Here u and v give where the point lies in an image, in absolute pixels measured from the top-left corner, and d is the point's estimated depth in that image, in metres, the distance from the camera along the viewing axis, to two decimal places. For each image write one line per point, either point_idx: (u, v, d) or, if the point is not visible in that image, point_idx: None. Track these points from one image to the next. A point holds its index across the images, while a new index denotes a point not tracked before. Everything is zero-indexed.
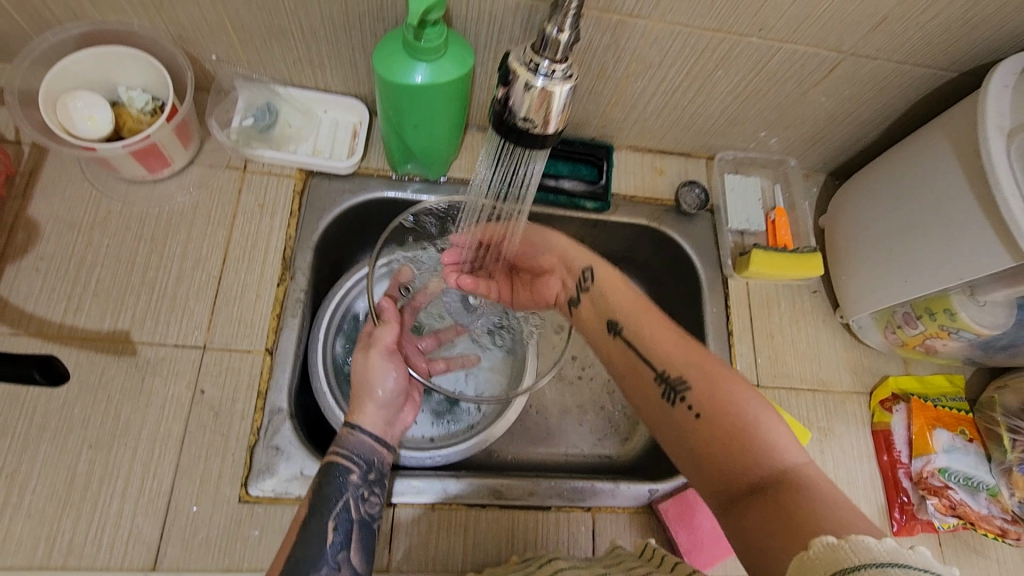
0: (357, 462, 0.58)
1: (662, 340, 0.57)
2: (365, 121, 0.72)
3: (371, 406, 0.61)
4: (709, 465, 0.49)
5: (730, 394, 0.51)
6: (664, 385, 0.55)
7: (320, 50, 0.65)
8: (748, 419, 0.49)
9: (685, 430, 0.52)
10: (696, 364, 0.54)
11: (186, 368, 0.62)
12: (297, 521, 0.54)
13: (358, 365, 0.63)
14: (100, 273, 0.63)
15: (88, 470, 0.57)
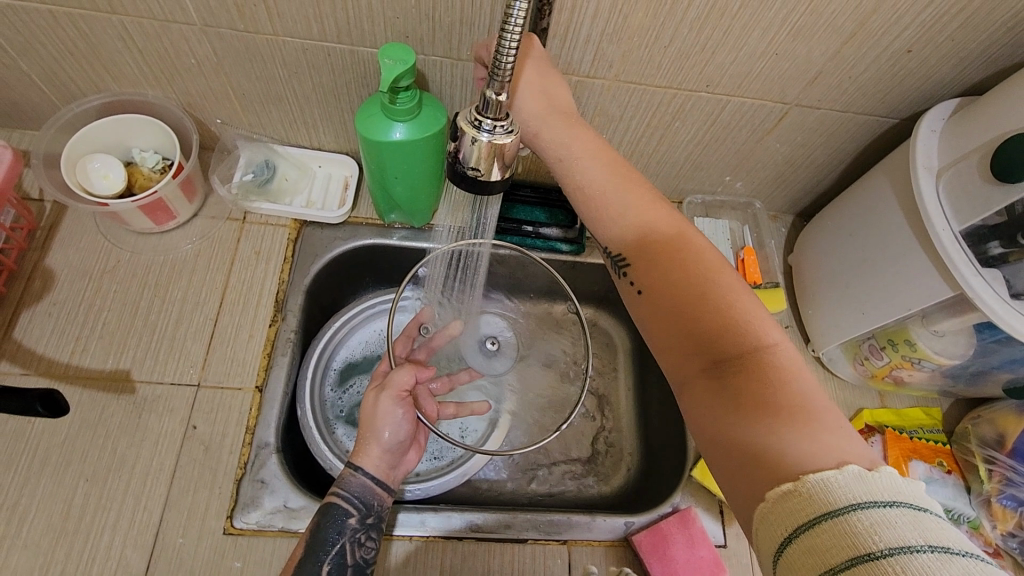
0: (356, 505, 0.59)
1: (616, 213, 0.56)
2: (355, 174, 0.79)
3: (377, 452, 0.61)
4: (661, 348, 0.51)
5: (682, 269, 0.51)
6: (614, 263, 0.57)
7: (313, 113, 0.72)
8: (700, 301, 0.49)
9: (639, 302, 0.53)
10: (652, 237, 0.54)
11: (180, 406, 0.66)
12: (294, 560, 0.56)
13: (369, 407, 0.62)
14: (107, 316, 0.68)
15: (83, 503, 0.60)
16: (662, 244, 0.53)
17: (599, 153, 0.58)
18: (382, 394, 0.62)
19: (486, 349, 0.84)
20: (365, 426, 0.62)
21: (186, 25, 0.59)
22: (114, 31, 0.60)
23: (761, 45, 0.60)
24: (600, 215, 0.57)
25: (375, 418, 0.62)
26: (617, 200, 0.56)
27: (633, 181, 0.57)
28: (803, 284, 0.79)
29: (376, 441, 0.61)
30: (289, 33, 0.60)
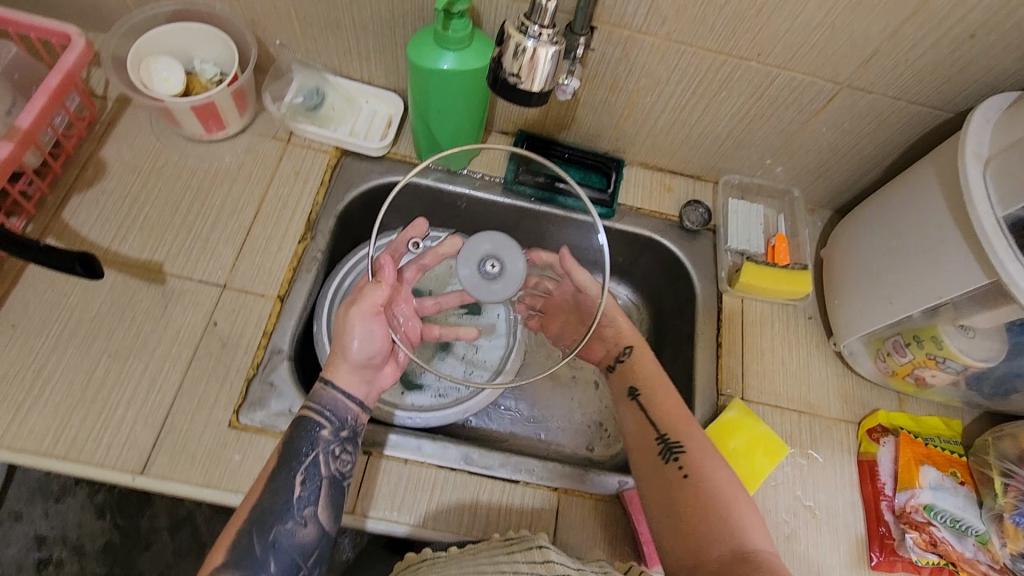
0: (329, 419, 0.61)
1: (675, 415, 0.66)
2: (399, 112, 0.81)
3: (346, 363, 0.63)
4: (685, 528, 0.58)
5: (728, 476, 0.61)
6: (665, 446, 0.64)
7: (368, 43, 0.74)
8: (738, 503, 0.59)
9: (671, 484, 0.61)
10: (708, 445, 0.63)
11: (205, 303, 0.68)
12: (265, 474, 0.58)
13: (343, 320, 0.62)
14: (150, 211, 0.71)
15: (103, 376, 0.63)
16: (716, 455, 0.63)
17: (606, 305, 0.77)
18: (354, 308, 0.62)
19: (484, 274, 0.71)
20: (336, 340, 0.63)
21: None
22: None
23: (819, 14, 0.60)
24: (668, 421, 0.66)
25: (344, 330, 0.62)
26: (676, 403, 0.67)
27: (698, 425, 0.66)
28: (833, 274, 0.78)
29: (346, 355, 0.62)
30: None
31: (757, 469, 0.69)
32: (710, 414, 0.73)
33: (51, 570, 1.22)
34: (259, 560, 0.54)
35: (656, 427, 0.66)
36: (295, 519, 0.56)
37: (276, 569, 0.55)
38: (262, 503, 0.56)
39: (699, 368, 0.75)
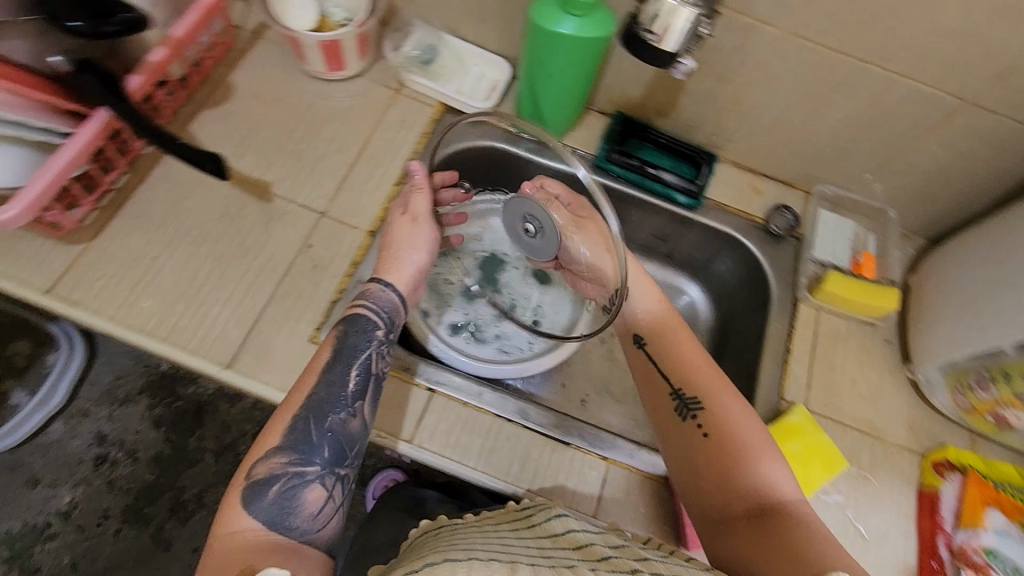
0: (380, 320, 0.63)
1: (693, 366, 0.64)
2: (505, 78, 0.83)
3: (404, 265, 0.67)
4: (709, 485, 0.58)
5: (750, 426, 0.60)
6: (682, 402, 0.63)
7: (490, 6, 0.77)
8: (759, 455, 0.58)
9: (691, 436, 0.61)
10: (728, 395, 0.62)
11: (303, 225, 0.72)
12: (316, 369, 0.59)
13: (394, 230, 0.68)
14: (267, 135, 0.77)
15: (206, 274, 0.68)
16: (736, 405, 0.61)
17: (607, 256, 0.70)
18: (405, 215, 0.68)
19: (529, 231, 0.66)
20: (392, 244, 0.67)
21: None
22: None
23: (956, 22, 0.58)
24: (683, 373, 0.64)
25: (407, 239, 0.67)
26: (692, 356, 0.65)
27: (714, 371, 0.64)
28: (923, 299, 0.75)
29: (404, 263, 0.66)
30: None
31: (810, 475, 0.67)
32: (770, 416, 0.72)
33: (106, 468, 1.36)
34: (314, 445, 0.56)
35: (671, 382, 0.64)
36: (348, 411, 0.58)
37: (329, 457, 0.56)
38: (317, 392, 0.58)
39: (764, 369, 0.74)
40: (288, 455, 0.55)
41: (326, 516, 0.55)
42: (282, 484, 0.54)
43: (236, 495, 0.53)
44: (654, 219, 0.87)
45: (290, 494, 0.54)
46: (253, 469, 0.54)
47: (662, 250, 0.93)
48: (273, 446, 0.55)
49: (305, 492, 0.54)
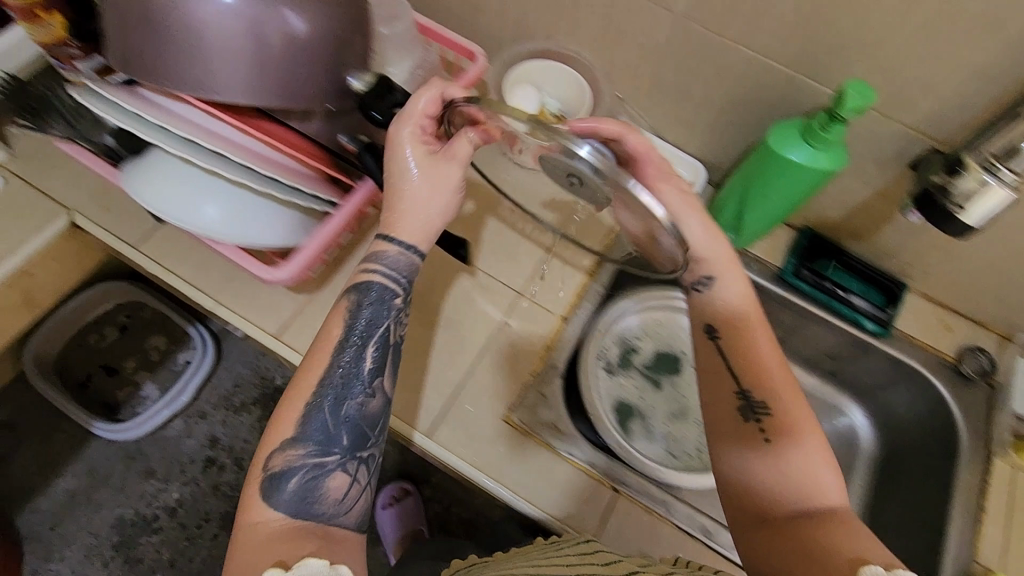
0: (397, 281, 0.59)
1: (765, 365, 0.57)
2: (697, 181, 0.85)
3: (419, 208, 0.57)
4: (760, 486, 0.53)
5: (811, 432, 0.54)
6: (748, 404, 0.56)
7: (703, 116, 0.80)
8: (811, 461, 0.53)
9: (749, 437, 0.55)
10: (795, 400, 0.55)
11: (501, 302, 0.76)
12: (328, 346, 0.57)
13: (399, 164, 0.57)
14: (474, 210, 0.81)
15: (413, 340, 0.72)
16: (799, 411, 0.55)
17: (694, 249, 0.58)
18: (410, 146, 0.56)
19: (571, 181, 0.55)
20: (396, 184, 0.57)
21: (665, 12, 0.70)
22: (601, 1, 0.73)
23: None
24: (752, 369, 0.57)
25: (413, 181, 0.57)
26: (766, 350, 0.57)
27: (783, 368, 0.57)
28: None
29: (408, 202, 0.57)
30: (748, 41, 0.68)
31: None
32: None
33: (214, 472, 1.43)
34: (334, 435, 0.54)
35: (736, 377, 0.57)
36: (364, 393, 0.56)
37: (348, 443, 0.55)
38: (329, 376, 0.55)
39: (953, 525, 0.71)
40: (305, 446, 0.53)
41: (351, 503, 0.54)
42: (300, 477, 0.52)
43: (255, 485, 0.52)
44: (831, 338, 0.86)
45: (309, 487, 0.52)
46: (269, 462, 0.52)
47: (827, 367, 0.91)
48: (285, 436, 0.53)
49: (326, 480, 0.53)
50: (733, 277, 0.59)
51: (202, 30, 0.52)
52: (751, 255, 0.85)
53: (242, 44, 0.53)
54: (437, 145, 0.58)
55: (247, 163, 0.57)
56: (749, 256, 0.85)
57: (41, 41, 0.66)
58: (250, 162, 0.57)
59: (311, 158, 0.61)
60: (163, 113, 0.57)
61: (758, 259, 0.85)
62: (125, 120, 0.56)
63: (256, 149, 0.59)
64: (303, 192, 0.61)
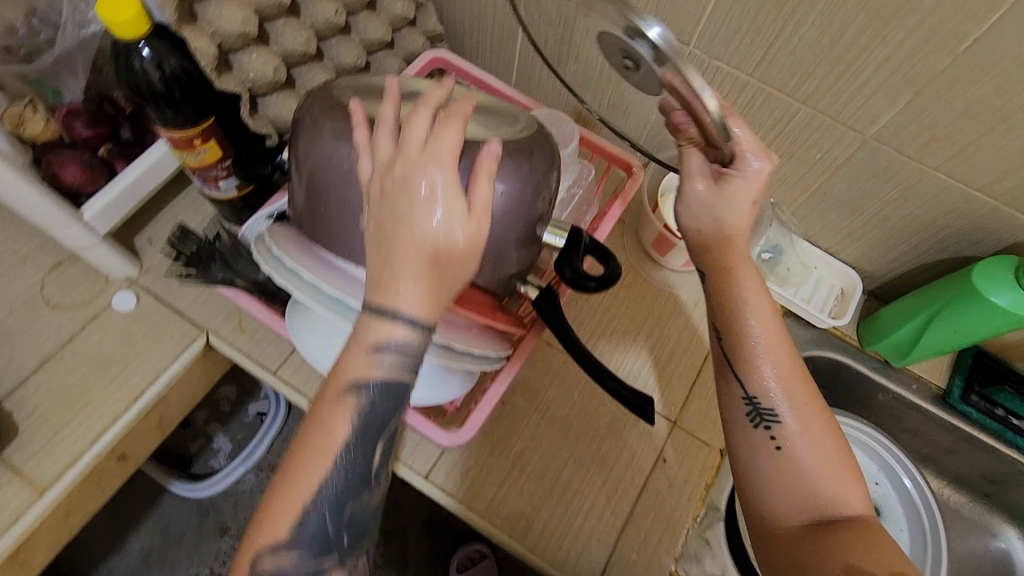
0: (410, 365, 0.39)
1: (783, 371, 0.52)
2: (857, 292, 0.80)
3: (441, 252, 0.37)
4: (777, 495, 0.50)
5: (828, 445, 0.51)
6: (756, 411, 0.53)
7: (870, 230, 0.74)
8: (832, 471, 0.50)
9: (758, 447, 0.52)
10: (811, 410, 0.52)
11: (655, 434, 0.71)
12: (316, 438, 0.38)
13: (414, 192, 0.37)
14: (617, 324, 0.76)
15: (567, 478, 0.68)
16: (818, 421, 0.52)
17: (711, 252, 0.55)
18: (438, 174, 0.37)
19: (625, 67, 0.46)
20: (409, 226, 0.36)
21: (853, 132, 0.64)
22: (775, 114, 0.68)
23: None
24: (755, 368, 0.53)
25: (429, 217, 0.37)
26: (776, 344, 0.53)
27: (791, 364, 0.53)
28: None
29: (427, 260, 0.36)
30: (951, 170, 0.62)
31: None
32: None
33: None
34: (325, 539, 0.39)
35: (743, 383, 0.54)
36: (371, 491, 0.40)
37: (344, 546, 0.40)
38: (330, 480, 0.38)
39: None
40: (291, 556, 0.38)
41: None
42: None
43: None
44: (994, 463, 0.80)
45: None
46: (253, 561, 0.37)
47: (982, 487, 0.85)
48: (273, 536, 0.37)
49: None
50: (747, 276, 0.54)
51: None
52: (915, 376, 0.79)
53: None
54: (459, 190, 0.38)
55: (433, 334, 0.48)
56: (916, 380, 0.79)
57: (188, 164, 0.62)
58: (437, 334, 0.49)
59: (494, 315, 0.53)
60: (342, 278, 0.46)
61: (921, 380, 0.79)
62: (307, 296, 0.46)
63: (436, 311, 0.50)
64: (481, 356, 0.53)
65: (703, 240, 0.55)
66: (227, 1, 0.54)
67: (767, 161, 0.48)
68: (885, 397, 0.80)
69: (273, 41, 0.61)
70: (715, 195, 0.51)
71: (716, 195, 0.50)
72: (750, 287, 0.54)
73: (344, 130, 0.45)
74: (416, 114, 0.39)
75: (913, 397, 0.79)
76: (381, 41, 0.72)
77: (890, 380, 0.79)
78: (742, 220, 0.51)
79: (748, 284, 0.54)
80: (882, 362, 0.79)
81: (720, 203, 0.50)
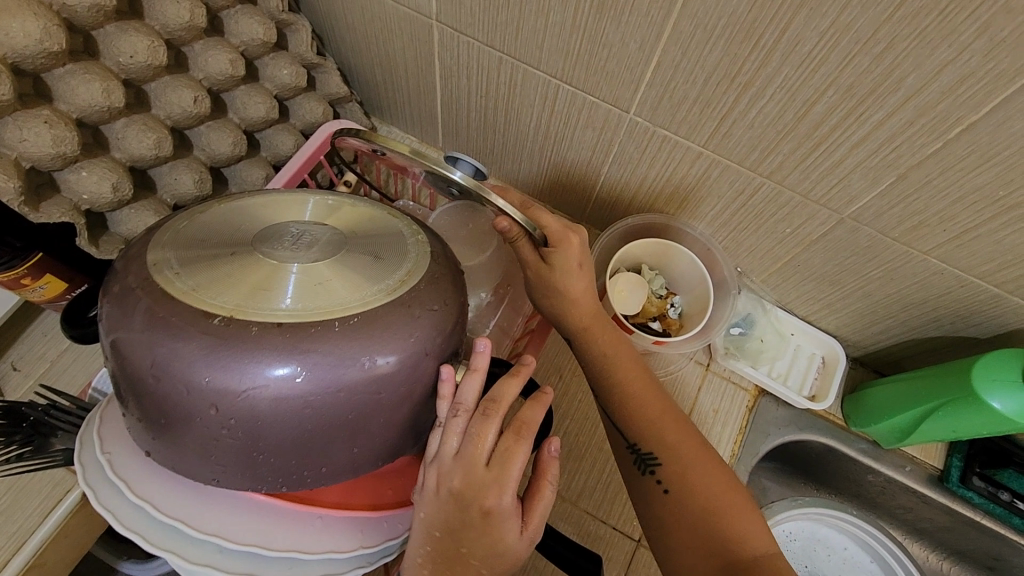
0: None
1: (651, 412, 0.53)
2: (840, 364, 0.70)
3: (487, 561, 0.41)
4: (680, 545, 0.48)
5: (712, 476, 0.50)
6: (639, 458, 0.53)
7: (851, 303, 0.65)
8: (722, 503, 0.48)
9: (651, 500, 0.51)
10: (688, 442, 0.52)
11: (617, 560, 0.62)
12: None
13: (484, 520, 0.39)
14: (569, 425, 0.67)
15: None
16: (695, 452, 0.51)
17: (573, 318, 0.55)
18: (502, 499, 0.39)
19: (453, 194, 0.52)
20: (471, 549, 0.40)
21: (827, 211, 0.54)
22: (736, 186, 0.57)
23: None
24: (631, 417, 0.54)
25: (493, 544, 0.40)
26: (645, 392, 0.54)
27: (661, 402, 0.54)
28: None
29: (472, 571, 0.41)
30: (946, 255, 0.52)
31: None
32: None
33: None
34: None
35: (625, 435, 0.54)
36: None
37: None
38: None
39: None
40: None
41: None
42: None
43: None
44: (998, 546, 0.71)
45: None
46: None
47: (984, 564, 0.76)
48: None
49: None
50: (599, 332, 0.55)
51: (230, 421, 0.34)
52: (907, 458, 0.70)
53: (282, 427, 0.35)
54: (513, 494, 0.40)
55: (293, 553, 0.37)
56: (908, 464, 0.70)
57: (42, 296, 0.51)
58: (300, 552, 0.38)
59: (387, 495, 0.42)
60: (176, 488, 0.37)
61: (914, 461, 0.70)
62: (129, 525, 0.36)
63: (300, 516, 0.39)
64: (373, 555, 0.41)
65: (562, 317, 0.55)
66: (30, 117, 0.43)
67: (574, 234, 0.53)
68: (874, 480, 0.72)
69: (114, 146, 0.50)
70: (546, 270, 0.53)
71: (545, 274, 0.53)
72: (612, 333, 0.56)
73: (159, 320, 0.34)
74: (489, 431, 0.40)
75: (907, 482, 0.70)
76: (265, 119, 0.60)
77: (880, 462, 0.70)
78: (577, 283, 0.54)
79: (610, 327, 0.56)
80: (866, 446, 0.70)
81: (553, 277, 0.53)
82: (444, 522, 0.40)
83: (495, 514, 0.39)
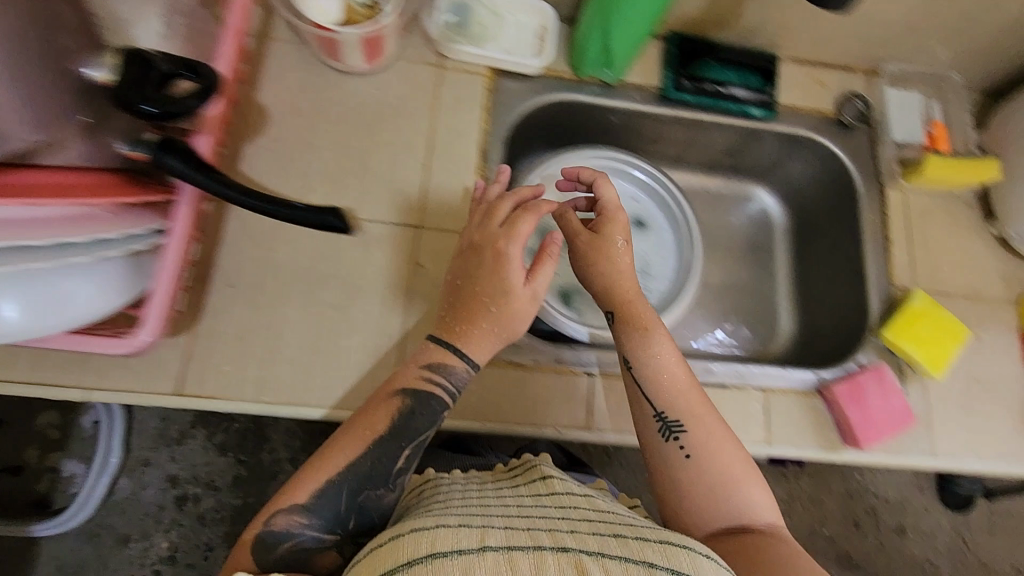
0: (449, 389, 0.57)
1: (678, 384, 0.59)
2: (550, 23, 0.76)
3: (501, 312, 0.57)
4: (692, 506, 0.55)
5: (726, 450, 0.56)
6: (665, 425, 0.57)
7: None
8: (738, 487, 0.55)
9: (669, 465, 0.56)
10: (708, 413, 0.58)
11: (405, 247, 0.68)
12: (375, 429, 0.55)
13: (496, 262, 0.57)
14: (324, 155, 0.69)
15: (331, 325, 0.64)
16: (716, 426, 0.57)
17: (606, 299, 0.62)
18: (514, 249, 0.57)
19: None
20: (481, 288, 0.57)
21: None
22: None
23: None
24: (665, 395, 0.58)
25: (501, 283, 0.57)
26: (680, 376, 0.59)
27: (692, 386, 0.59)
28: (1017, 158, 0.78)
29: (484, 308, 0.56)
30: None
31: (943, 352, 0.72)
32: (892, 307, 0.76)
33: (191, 505, 1.06)
34: (342, 514, 0.52)
35: (652, 403, 0.58)
36: (386, 490, 0.54)
37: (329, 521, 0.52)
38: (363, 461, 0.53)
39: (870, 264, 0.78)
40: (311, 519, 0.51)
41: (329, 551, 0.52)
42: (298, 544, 0.51)
43: (250, 542, 0.50)
44: (723, 136, 0.85)
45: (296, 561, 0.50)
46: (272, 519, 0.51)
47: (727, 164, 0.91)
48: (298, 500, 0.51)
49: (314, 556, 0.51)
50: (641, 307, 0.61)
51: None
52: (632, 89, 0.79)
53: None
54: (518, 246, 0.57)
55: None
56: (635, 92, 0.79)
57: None
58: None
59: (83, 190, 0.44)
60: None
61: (636, 86, 0.79)
62: None
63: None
64: (79, 243, 0.44)
65: (610, 285, 0.61)
66: None
67: None
68: (616, 120, 0.81)
69: None
70: (591, 240, 0.62)
71: (592, 243, 0.62)
72: (664, 336, 0.60)
73: None
74: (505, 204, 0.61)
75: (639, 106, 0.79)
76: None
77: (613, 97, 0.78)
78: (621, 258, 0.62)
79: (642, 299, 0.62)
80: (597, 89, 0.78)
81: (596, 246, 0.62)
82: (462, 268, 0.58)
83: (502, 256, 0.57)
